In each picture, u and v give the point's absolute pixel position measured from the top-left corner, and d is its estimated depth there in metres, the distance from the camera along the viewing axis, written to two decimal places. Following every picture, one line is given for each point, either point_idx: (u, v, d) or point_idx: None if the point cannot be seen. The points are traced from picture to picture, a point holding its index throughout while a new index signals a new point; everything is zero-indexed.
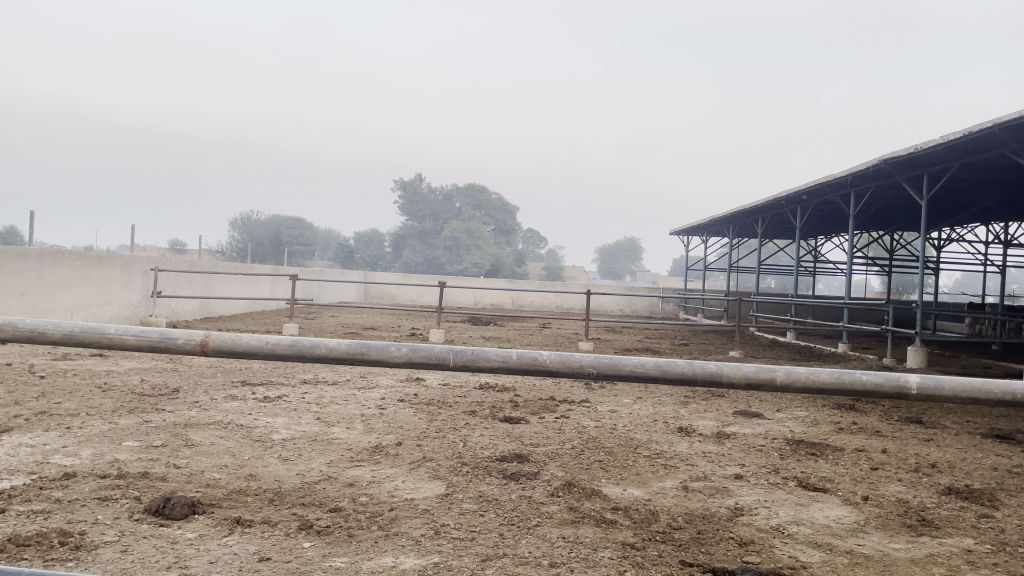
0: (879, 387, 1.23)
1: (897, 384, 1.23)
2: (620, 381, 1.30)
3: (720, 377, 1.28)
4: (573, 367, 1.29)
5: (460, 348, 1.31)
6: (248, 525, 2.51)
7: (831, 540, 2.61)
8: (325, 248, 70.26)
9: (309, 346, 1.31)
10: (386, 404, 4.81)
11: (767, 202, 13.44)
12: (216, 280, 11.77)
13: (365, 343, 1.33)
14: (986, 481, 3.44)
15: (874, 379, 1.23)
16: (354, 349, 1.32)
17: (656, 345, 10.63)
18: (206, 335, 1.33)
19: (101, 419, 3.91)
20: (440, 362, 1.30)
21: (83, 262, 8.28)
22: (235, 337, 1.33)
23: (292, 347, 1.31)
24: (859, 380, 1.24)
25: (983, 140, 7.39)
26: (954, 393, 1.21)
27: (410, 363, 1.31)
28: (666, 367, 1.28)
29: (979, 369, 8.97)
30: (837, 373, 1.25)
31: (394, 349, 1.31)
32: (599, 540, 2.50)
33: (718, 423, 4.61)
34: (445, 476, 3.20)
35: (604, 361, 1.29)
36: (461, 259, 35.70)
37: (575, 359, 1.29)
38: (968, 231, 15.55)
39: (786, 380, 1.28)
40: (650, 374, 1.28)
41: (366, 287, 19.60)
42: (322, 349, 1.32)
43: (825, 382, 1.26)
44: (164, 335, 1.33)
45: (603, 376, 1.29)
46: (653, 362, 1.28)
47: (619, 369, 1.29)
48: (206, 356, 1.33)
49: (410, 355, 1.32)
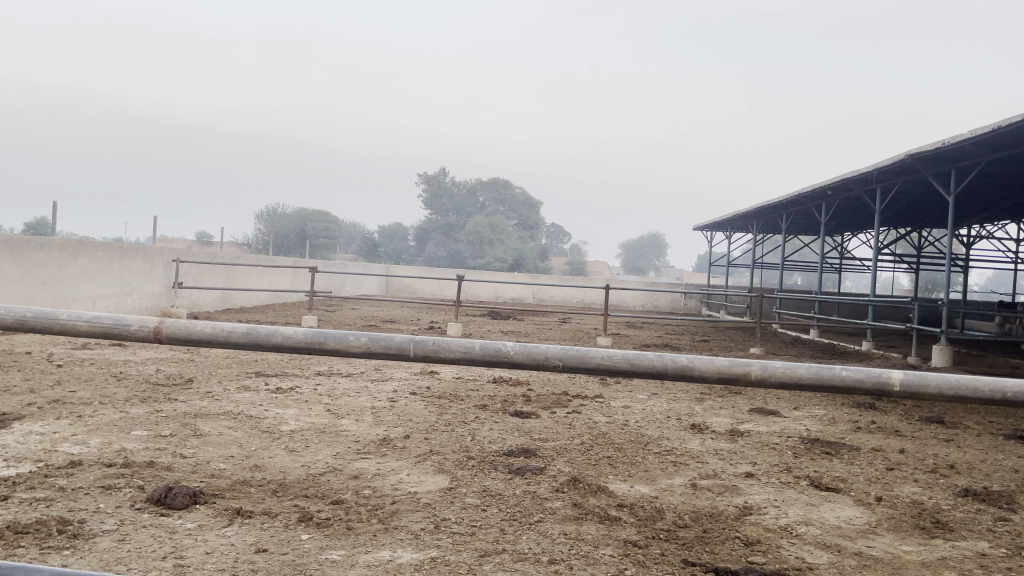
0: (858, 383, 1.18)
1: (878, 381, 1.18)
2: (589, 375, 1.26)
3: (693, 370, 1.24)
4: (539, 360, 1.25)
5: (422, 338, 1.28)
6: (248, 516, 2.51)
7: (840, 541, 2.54)
8: (350, 240, 70.66)
9: (265, 334, 1.29)
10: (398, 397, 4.79)
11: (791, 197, 13.26)
12: (237, 272, 11.85)
13: (323, 332, 1.30)
14: (1005, 483, 3.35)
15: (854, 375, 1.19)
16: (311, 338, 1.29)
17: (676, 341, 10.54)
18: (161, 322, 1.32)
19: (113, 407, 3.93)
20: (401, 352, 1.27)
21: (105, 253, 8.36)
22: (189, 324, 1.31)
23: (248, 334, 1.29)
24: (841, 376, 1.20)
25: (1013, 135, 7.22)
26: (940, 391, 1.15)
27: (369, 352, 1.28)
28: (635, 360, 1.24)
29: (1006, 369, 8.79)
30: (815, 369, 1.21)
31: (352, 339, 1.28)
32: (601, 537, 2.46)
33: (732, 421, 4.54)
34: (450, 469, 3.18)
35: (570, 352, 1.25)
36: (484, 253, 35.72)
37: (541, 351, 1.25)
38: (997, 229, 15.23)
39: (762, 375, 1.23)
40: (619, 367, 1.24)
41: (389, 279, 19.68)
42: (278, 338, 1.29)
43: (804, 377, 1.21)
44: (118, 321, 1.33)
45: (571, 369, 1.25)
46: (622, 354, 1.25)
47: (586, 362, 1.26)
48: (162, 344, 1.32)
49: (369, 344, 1.28)
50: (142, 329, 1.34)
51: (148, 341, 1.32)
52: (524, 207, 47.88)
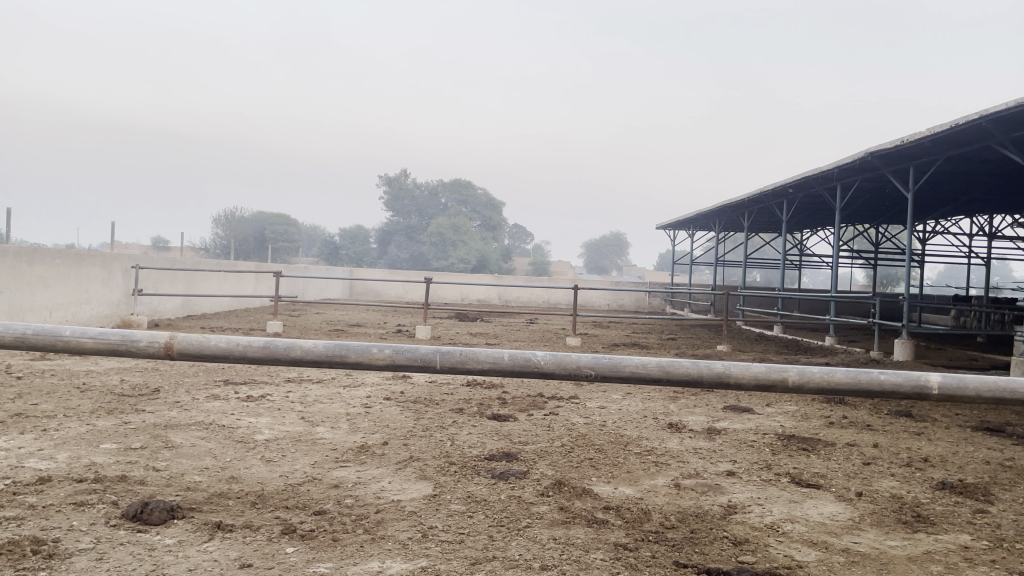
0: (899, 387, 1.32)
1: (918, 384, 1.32)
2: (623, 382, 1.38)
3: (728, 376, 1.36)
4: (570, 369, 1.37)
5: (447, 349, 1.39)
6: (229, 530, 2.44)
7: (826, 537, 2.56)
8: (311, 244, 69.95)
9: (285, 348, 1.38)
10: (372, 402, 4.73)
11: (752, 196, 13.44)
12: (198, 277, 11.64)
13: (344, 345, 1.40)
14: (979, 475, 3.41)
15: (894, 379, 1.32)
16: (332, 351, 1.39)
17: (644, 340, 10.60)
18: (172, 338, 1.40)
19: (79, 420, 3.81)
20: (427, 363, 1.38)
21: (62, 260, 8.15)
22: (201, 339, 1.40)
23: (265, 348, 1.38)
24: (879, 381, 1.33)
25: (970, 133, 7.39)
26: (978, 394, 1.30)
27: (393, 364, 1.39)
28: (670, 369, 1.36)
29: (966, 362, 8.97)
30: (853, 373, 1.34)
31: (376, 352, 1.39)
32: (591, 541, 2.44)
33: (708, 419, 4.57)
34: (432, 475, 3.14)
35: (603, 362, 1.37)
36: (447, 254, 35.57)
37: (574, 362, 1.37)
38: (952, 224, 15.58)
39: (799, 381, 1.37)
40: (653, 376, 1.36)
41: (352, 283, 19.51)
42: (297, 351, 1.39)
43: (841, 381, 1.35)
44: (126, 338, 1.40)
45: (602, 377, 1.37)
46: (655, 364, 1.36)
47: (619, 370, 1.37)
48: (175, 357, 1.39)
49: (393, 357, 1.39)
50: (150, 344, 1.42)
51: (156, 355, 1.40)
52: (486, 209, 47.80)
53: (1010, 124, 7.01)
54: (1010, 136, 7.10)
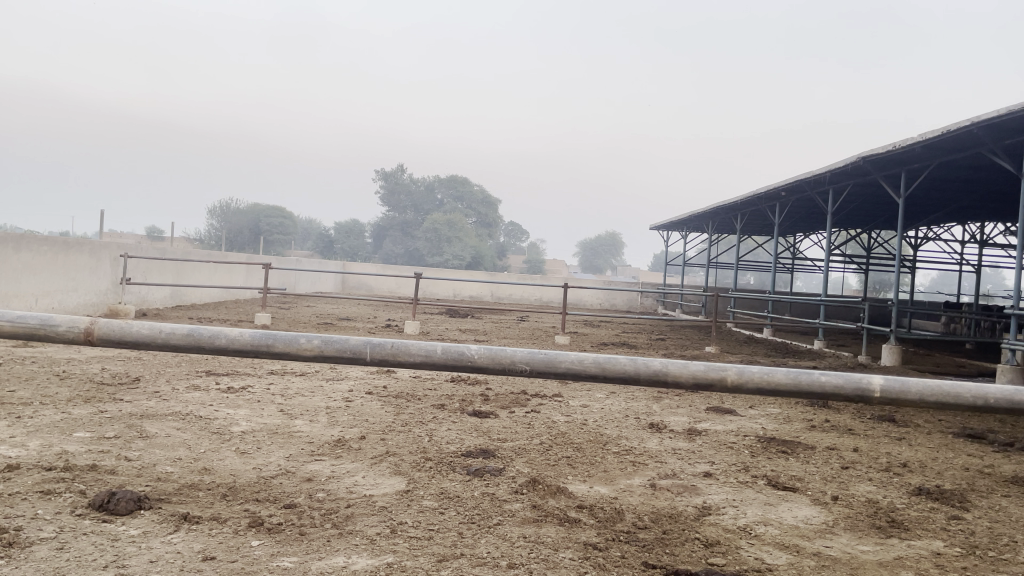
0: (840, 390, 1.31)
1: (860, 388, 1.31)
2: (560, 378, 1.37)
3: (667, 375, 1.35)
4: (505, 364, 1.36)
5: (378, 342, 1.38)
6: (196, 522, 2.41)
7: (798, 541, 2.54)
8: (307, 237, 69.89)
9: (209, 337, 1.37)
10: (353, 396, 4.70)
11: (746, 198, 13.43)
12: (188, 268, 11.60)
13: (272, 334, 1.39)
14: (956, 482, 3.41)
15: (835, 382, 1.31)
16: (259, 340, 1.38)
17: (633, 340, 10.57)
18: (93, 323, 1.40)
19: (55, 408, 3.77)
20: (357, 355, 1.37)
21: (49, 247, 8.09)
22: (122, 325, 1.39)
23: (189, 336, 1.38)
24: (821, 383, 1.32)
25: (962, 139, 7.39)
26: (922, 397, 1.29)
27: (322, 356, 1.38)
28: (607, 366, 1.35)
29: (953, 368, 8.97)
30: (795, 374, 1.32)
31: (304, 342, 1.38)
32: (561, 540, 2.42)
33: (689, 419, 4.56)
34: (407, 471, 3.11)
35: (538, 358, 1.36)
36: (442, 250, 35.53)
37: (508, 356, 1.36)
38: (945, 231, 15.60)
39: (739, 380, 1.35)
40: (589, 372, 1.35)
41: (345, 277, 19.48)
42: (223, 340, 1.38)
43: (783, 382, 1.34)
44: (45, 321, 1.39)
45: (537, 372, 1.36)
46: (592, 360, 1.36)
47: (555, 366, 1.37)
48: (98, 343, 1.38)
49: (322, 348, 1.39)
50: (70, 331, 1.41)
51: (76, 341, 1.40)
52: (482, 205, 47.75)
53: (1002, 131, 7.02)
54: (1001, 144, 7.11)
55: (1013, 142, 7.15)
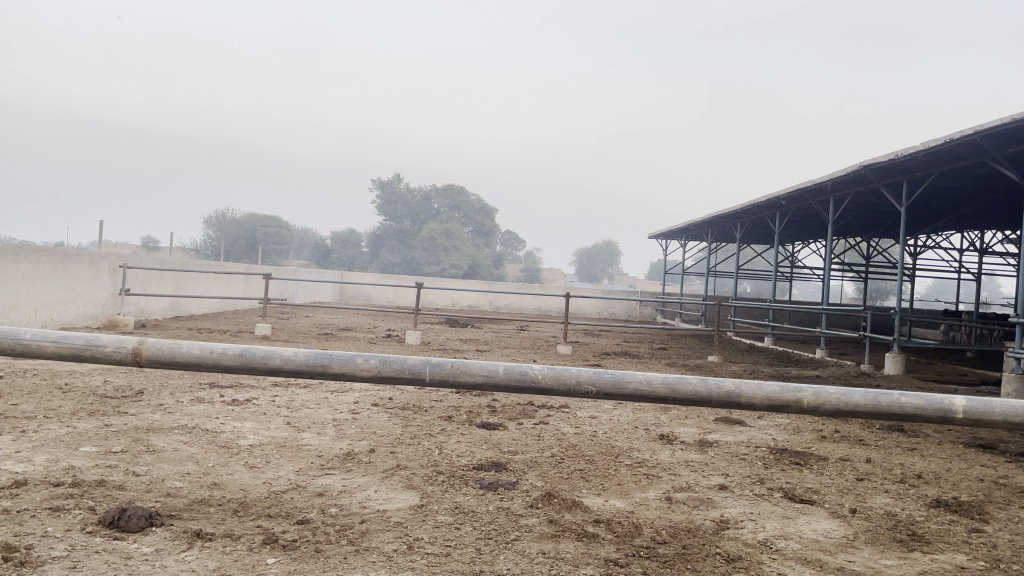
0: (920, 410, 1.28)
1: (941, 408, 1.28)
2: (627, 400, 1.34)
3: (739, 397, 1.32)
4: (571, 385, 1.33)
5: (438, 362, 1.36)
6: (209, 539, 2.37)
7: (821, 555, 2.51)
8: (304, 247, 69.81)
9: (261, 357, 1.35)
10: (359, 408, 4.65)
11: (745, 206, 13.42)
12: (186, 278, 11.55)
13: (328, 355, 1.36)
14: (973, 493, 3.37)
15: (915, 402, 1.29)
16: (315, 361, 1.36)
17: (635, 349, 10.52)
18: (141, 343, 1.38)
19: (59, 422, 3.72)
20: (416, 375, 1.35)
21: (48, 258, 8.05)
22: (172, 345, 1.37)
23: (240, 356, 1.35)
24: (901, 404, 1.30)
25: (965, 147, 7.38)
26: (1005, 417, 1.26)
27: (379, 376, 1.36)
28: (677, 387, 1.33)
29: (956, 377, 8.93)
30: (873, 395, 1.31)
31: (361, 362, 1.36)
32: (581, 557, 2.38)
33: (699, 430, 4.52)
34: (419, 485, 3.07)
35: (604, 378, 1.33)
36: (439, 260, 35.48)
37: (572, 375, 1.33)
38: (944, 239, 15.60)
39: (813, 402, 1.33)
40: (659, 393, 1.33)
41: (343, 286, 19.45)
42: (276, 360, 1.35)
43: (860, 403, 1.32)
44: (91, 342, 1.37)
45: (604, 394, 1.33)
46: (661, 381, 1.33)
47: (622, 387, 1.34)
48: (142, 364, 1.37)
49: (380, 368, 1.36)
50: (115, 351, 1.38)
51: (123, 362, 1.37)
52: (479, 215, 47.79)
53: (1005, 139, 7.02)
54: (1004, 152, 7.11)
55: (1017, 150, 7.15)
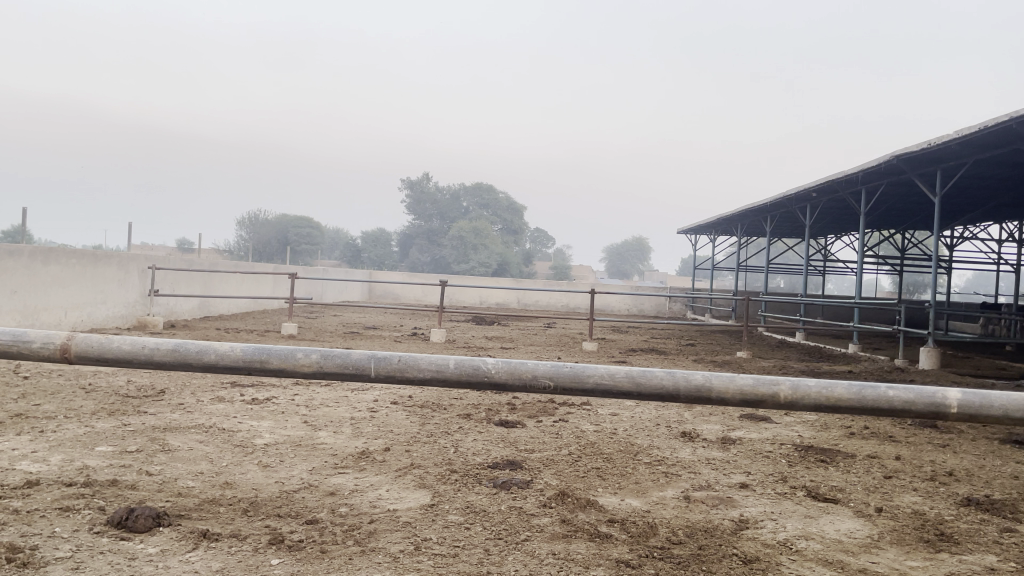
0: (912, 405, 1.21)
1: (933, 403, 1.20)
2: (588, 395, 1.29)
3: (710, 392, 1.26)
4: (526, 381, 1.29)
5: (383, 357, 1.32)
6: (215, 540, 2.34)
7: (842, 557, 2.41)
8: (336, 246, 70.40)
9: (196, 353, 1.31)
10: (378, 407, 4.62)
11: (775, 199, 13.21)
12: (215, 278, 11.64)
13: (266, 350, 1.33)
14: (1007, 491, 3.24)
15: (905, 397, 1.21)
16: (253, 356, 1.32)
17: (662, 345, 10.40)
18: (69, 339, 1.35)
19: (78, 422, 3.74)
20: (361, 371, 1.31)
21: (78, 260, 8.15)
22: (100, 340, 1.34)
23: (174, 352, 1.32)
24: (887, 397, 1.22)
25: (1001, 134, 7.15)
26: (1003, 412, 1.18)
27: (323, 371, 1.32)
28: (641, 381, 1.27)
29: (994, 371, 8.69)
30: (858, 389, 1.24)
31: (302, 357, 1.32)
32: (592, 557, 2.32)
33: (722, 428, 4.42)
34: (432, 484, 3.03)
35: (562, 372, 1.28)
36: (468, 258, 35.47)
37: (528, 371, 1.28)
38: (981, 230, 15.20)
39: (792, 396, 1.26)
40: (623, 388, 1.27)
41: (371, 286, 19.51)
42: (213, 355, 1.32)
43: (846, 398, 1.24)
44: (19, 338, 1.34)
45: (563, 388, 1.28)
46: (625, 375, 1.28)
47: (582, 381, 1.29)
48: (70, 361, 1.34)
49: (323, 363, 1.32)
50: (45, 346, 1.35)
51: (51, 359, 1.34)
52: (508, 212, 47.74)
53: None
54: None
55: None
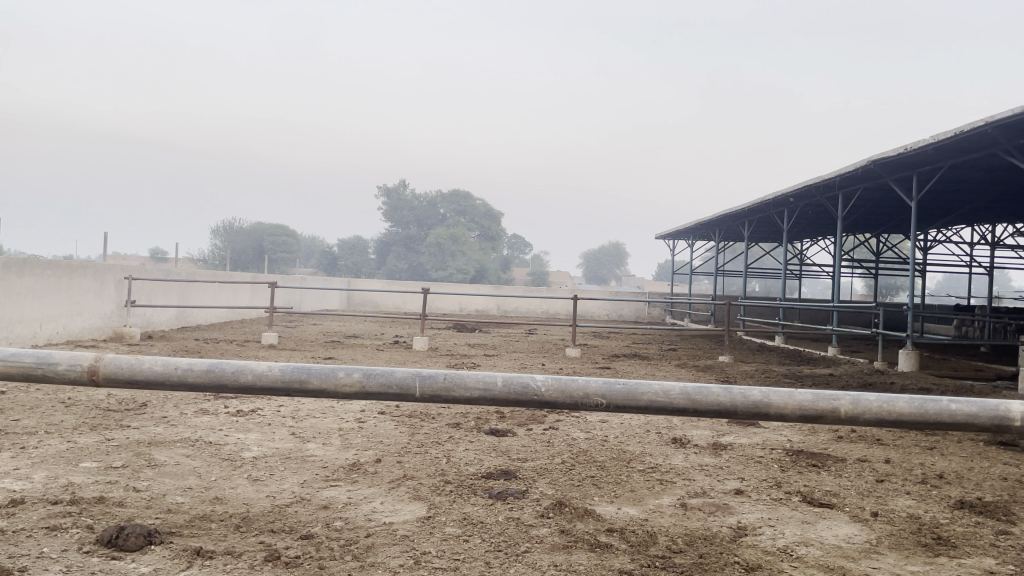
0: (975, 419, 1.19)
1: (998, 415, 1.19)
2: (641, 411, 1.27)
3: (766, 407, 1.25)
4: (579, 398, 1.26)
5: (428, 375, 1.29)
6: (209, 557, 2.29)
7: (843, 563, 2.41)
8: (312, 254, 69.98)
9: (232, 373, 1.28)
10: (366, 417, 4.56)
11: (753, 204, 13.30)
12: (192, 288, 11.50)
13: (304, 369, 1.30)
14: (998, 493, 3.27)
15: (966, 410, 1.20)
16: (290, 375, 1.29)
17: (644, 351, 10.42)
18: (98, 360, 1.31)
19: (60, 438, 3.65)
20: (404, 391, 1.28)
21: (53, 271, 8.00)
22: (131, 361, 1.31)
23: (208, 372, 1.29)
24: (950, 410, 1.21)
25: (976, 139, 7.25)
26: None
27: (363, 390, 1.29)
28: (697, 397, 1.25)
29: (971, 372, 8.80)
30: (919, 402, 1.22)
31: (343, 376, 1.30)
32: (594, 568, 2.30)
33: (712, 433, 4.42)
34: (426, 496, 2.99)
35: (615, 389, 1.26)
36: (446, 264, 35.43)
37: (580, 388, 1.26)
38: (954, 233, 15.41)
39: (852, 411, 1.24)
40: (678, 404, 1.25)
41: (350, 294, 19.40)
42: (249, 376, 1.29)
43: (905, 411, 1.23)
44: (45, 360, 1.30)
45: (616, 406, 1.26)
46: (680, 390, 1.26)
47: (636, 399, 1.26)
48: (99, 384, 1.31)
49: (363, 382, 1.30)
50: (71, 369, 1.31)
51: (79, 381, 1.31)
52: (485, 219, 47.78)
53: (1016, 130, 6.89)
54: (1016, 143, 6.99)
55: None
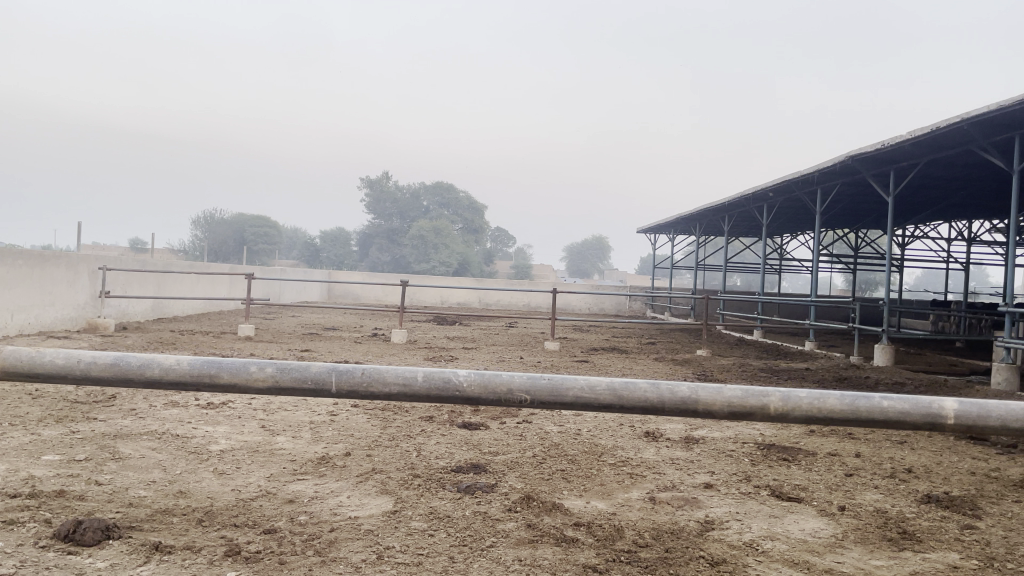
0: (907, 416, 1.18)
1: (930, 413, 1.18)
2: (568, 408, 1.25)
3: (697, 403, 1.23)
4: (502, 393, 1.25)
5: (345, 370, 1.27)
6: (168, 552, 2.25)
7: (808, 557, 2.41)
8: (294, 246, 69.64)
9: (138, 368, 1.26)
10: (338, 410, 4.52)
11: (733, 199, 13.33)
12: (169, 279, 11.38)
13: (215, 363, 1.27)
14: (965, 487, 3.29)
15: (900, 407, 1.19)
16: (199, 369, 1.26)
17: (623, 344, 10.42)
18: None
19: (24, 430, 3.59)
20: (321, 386, 1.27)
21: (25, 261, 7.88)
22: (32, 354, 1.27)
23: (114, 366, 1.27)
24: (884, 408, 1.20)
25: (952, 135, 7.30)
26: (1003, 423, 1.16)
27: (277, 385, 1.27)
28: (624, 393, 1.24)
29: (945, 367, 8.87)
30: (851, 400, 1.22)
31: (255, 371, 1.27)
32: (559, 562, 2.28)
33: (685, 427, 4.42)
34: (394, 490, 2.96)
35: (540, 384, 1.24)
36: (429, 258, 35.32)
37: (504, 383, 1.25)
38: (932, 228, 15.53)
39: (784, 408, 1.23)
40: (605, 401, 1.24)
41: (330, 286, 19.31)
42: (157, 369, 1.26)
43: (838, 408, 1.22)
44: None
45: (539, 402, 1.24)
46: (608, 387, 1.24)
47: (562, 395, 1.25)
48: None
49: (277, 376, 1.28)
50: None
51: None
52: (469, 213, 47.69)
53: (991, 126, 6.94)
54: (991, 140, 7.03)
55: (1002, 138, 7.09)
